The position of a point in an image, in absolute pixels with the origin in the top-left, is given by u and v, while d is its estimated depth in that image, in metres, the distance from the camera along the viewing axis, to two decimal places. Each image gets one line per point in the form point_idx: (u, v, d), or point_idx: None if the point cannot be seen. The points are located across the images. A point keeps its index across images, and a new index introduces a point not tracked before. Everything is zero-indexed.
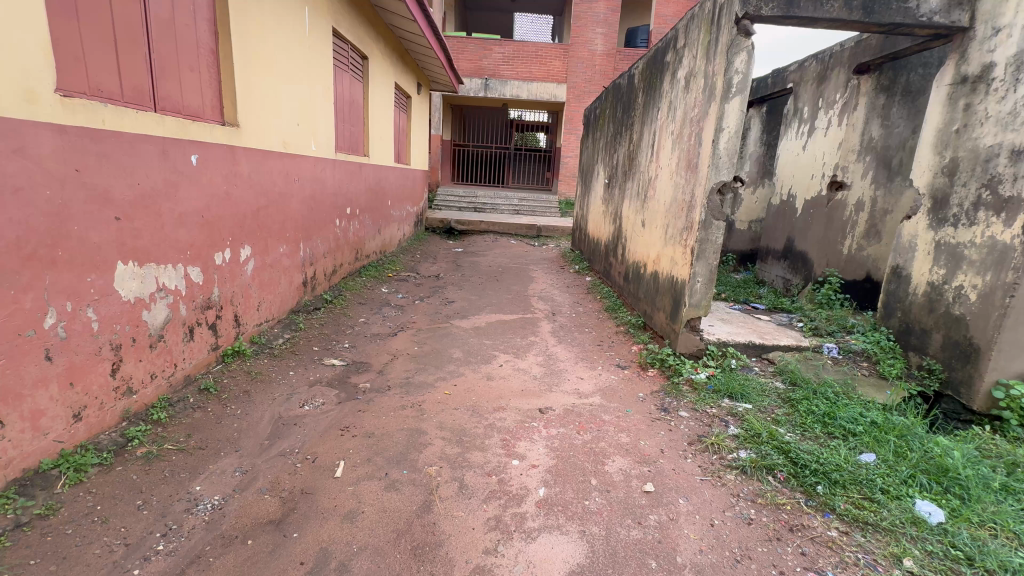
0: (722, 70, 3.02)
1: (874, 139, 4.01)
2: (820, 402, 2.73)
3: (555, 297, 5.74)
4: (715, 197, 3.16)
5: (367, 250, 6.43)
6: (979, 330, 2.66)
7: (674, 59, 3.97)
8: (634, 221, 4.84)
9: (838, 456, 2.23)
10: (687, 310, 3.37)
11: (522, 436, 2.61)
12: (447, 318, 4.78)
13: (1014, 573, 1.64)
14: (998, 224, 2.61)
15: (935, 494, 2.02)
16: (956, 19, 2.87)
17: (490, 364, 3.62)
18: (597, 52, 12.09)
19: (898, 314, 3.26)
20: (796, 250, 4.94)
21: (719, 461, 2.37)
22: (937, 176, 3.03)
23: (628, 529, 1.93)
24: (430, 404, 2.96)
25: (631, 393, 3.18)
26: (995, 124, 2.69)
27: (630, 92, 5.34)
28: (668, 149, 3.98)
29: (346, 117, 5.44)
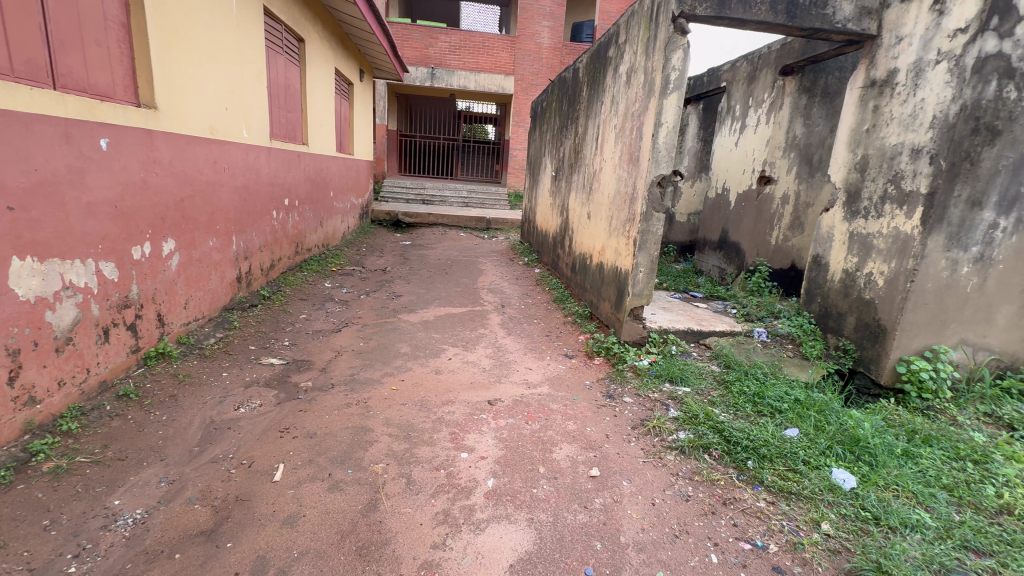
0: (661, 66, 3.12)
1: (798, 137, 4.30)
2: (751, 382, 2.92)
3: (504, 289, 5.75)
4: (655, 189, 3.27)
5: (308, 243, 6.15)
6: (886, 312, 2.93)
7: (616, 54, 4.06)
8: (580, 213, 4.92)
9: (766, 432, 2.39)
10: (630, 299, 3.48)
11: (471, 429, 2.61)
12: (395, 312, 4.68)
13: (912, 528, 1.83)
14: (901, 216, 2.88)
15: (849, 462, 2.22)
16: (866, 27, 3.12)
17: (439, 358, 3.58)
18: (543, 45, 12.16)
19: (818, 299, 3.53)
20: (730, 241, 5.24)
21: (660, 443, 2.48)
22: (851, 172, 3.30)
23: (575, 513, 1.98)
24: (377, 401, 2.88)
25: (578, 381, 3.26)
26: (898, 125, 2.95)
27: (575, 85, 5.41)
28: (611, 142, 4.07)
29: (282, 103, 5.14)
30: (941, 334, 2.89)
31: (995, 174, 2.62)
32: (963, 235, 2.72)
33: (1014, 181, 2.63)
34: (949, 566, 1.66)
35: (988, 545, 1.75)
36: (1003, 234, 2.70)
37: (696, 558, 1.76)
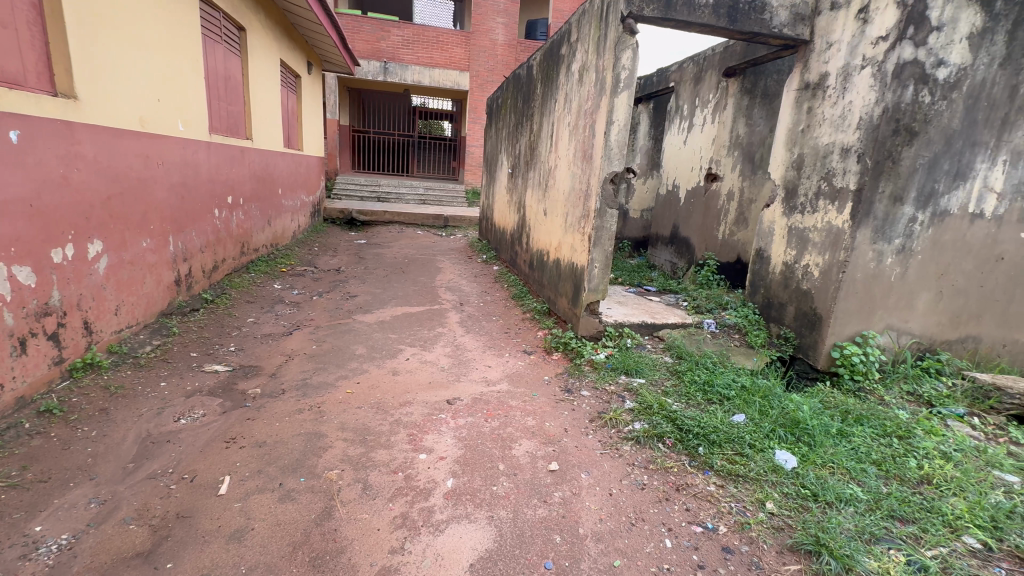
0: (611, 65, 3.18)
1: (740, 136, 4.50)
2: (701, 372, 3.04)
3: (462, 287, 5.71)
4: (608, 186, 3.34)
5: (255, 243, 5.86)
6: (821, 301, 3.13)
7: (568, 52, 4.10)
8: (537, 210, 4.95)
9: (716, 419, 2.50)
10: (586, 294, 3.54)
11: (429, 429, 2.57)
12: (350, 313, 4.54)
13: (847, 502, 1.97)
14: (833, 211, 3.07)
15: (790, 444, 2.35)
16: (800, 32, 3.30)
17: (396, 359, 3.51)
18: (498, 41, 12.12)
19: (762, 291, 3.72)
20: (681, 236, 5.44)
21: (617, 434, 2.54)
22: (788, 170, 3.49)
23: (534, 508, 1.99)
24: (331, 405, 2.79)
25: (537, 377, 3.28)
26: (830, 125, 3.15)
27: (529, 82, 5.42)
28: (565, 140, 4.11)
29: (222, 95, 4.86)
30: (870, 320, 3.11)
31: (913, 172, 2.86)
32: (887, 228, 2.94)
33: (929, 178, 2.88)
34: (878, 535, 1.80)
35: (911, 513, 1.91)
36: (920, 227, 2.96)
37: (651, 544, 1.81)
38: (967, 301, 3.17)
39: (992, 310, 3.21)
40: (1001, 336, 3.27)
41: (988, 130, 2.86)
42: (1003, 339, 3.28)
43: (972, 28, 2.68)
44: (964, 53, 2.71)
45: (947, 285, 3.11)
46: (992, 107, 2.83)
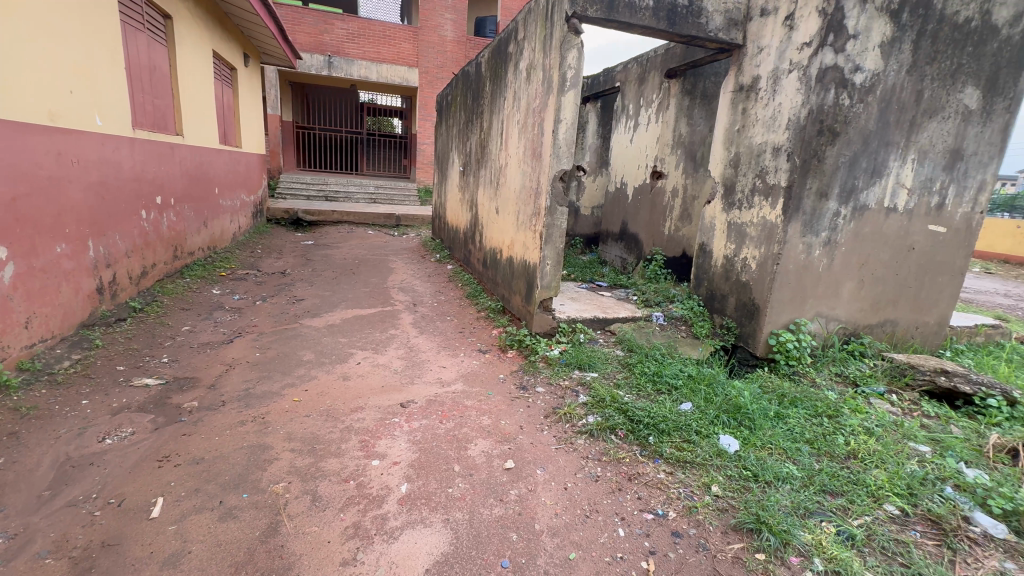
0: (557, 64, 3.21)
1: (683, 136, 4.68)
2: (651, 363, 3.15)
3: (415, 287, 5.61)
4: (558, 184, 3.38)
5: (189, 246, 5.49)
6: (758, 292, 3.31)
7: (516, 50, 4.11)
8: (488, 208, 4.94)
9: (664, 408, 2.59)
10: (539, 292, 3.57)
11: (382, 435, 2.50)
12: (297, 318, 4.35)
13: (783, 480, 2.09)
14: (767, 206, 3.25)
15: (732, 428, 2.47)
16: (734, 37, 3.47)
17: (347, 363, 3.40)
18: (447, 38, 11.98)
19: (705, 284, 3.89)
20: (630, 232, 5.59)
21: (571, 428, 2.58)
22: (726, 168, 3.67)
23: (490, 507, 1.99)
24: (276, 415, 2.66)
25: (492, 375, 3.28)
26: (762, 126, 3.32)
27: (479, 80, 5.39)
28: (515, 138, 4.12)
29: (147, 88, 4.51)
30: (801, 309, 3.33)
31: (836, 170, 3.08)
32: (814, 222, 3.15)
33: (850, 176, 3.11)
34: (811, 509, 1.92)
35: (840, 486, 2.06)
36: (843, 221, 3.20)
37: (605, 535, 1.85)
38: (885, 289, 3.45)
39: (905, 296, 3.52)
40: (913, 320, 3.60)
41: (899, 131, 3.12)
42: (915, 322, 3.61)
43: (884, 36, 2.91)
44: (877, 60, 2.94)
45: (867, 274, 3.38)
46: (902, 110, 3.09)
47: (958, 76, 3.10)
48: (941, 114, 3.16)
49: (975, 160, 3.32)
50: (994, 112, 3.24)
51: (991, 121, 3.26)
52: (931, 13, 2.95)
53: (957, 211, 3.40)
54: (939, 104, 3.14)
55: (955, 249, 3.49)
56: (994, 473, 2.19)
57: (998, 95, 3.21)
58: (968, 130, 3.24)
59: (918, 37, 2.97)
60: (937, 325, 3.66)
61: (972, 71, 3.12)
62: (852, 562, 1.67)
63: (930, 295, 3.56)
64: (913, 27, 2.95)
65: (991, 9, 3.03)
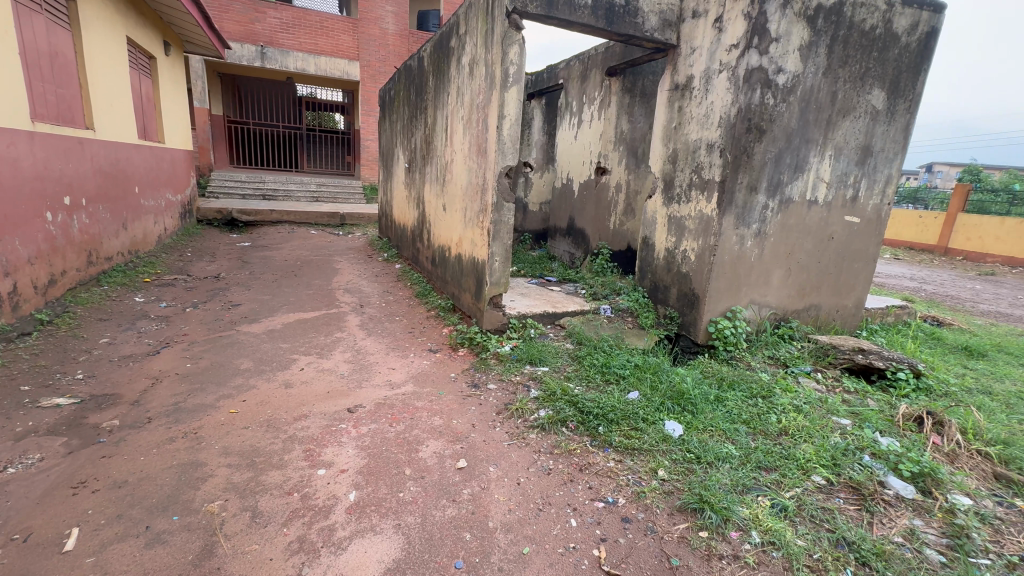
0: (499, 59, 3.21)
1: (624, 132, 4.80)
2: (599, 355, 3.22)
3: (362, 288, 5.43)
4: (504, 180, 3.38)
5: (106, 251, 5.02)
6: (697, 282, 3.47)
7: (457, 44, 4.06)
8: (436, 205, 4.86)
9: (613, 398, 2.66)
10: (489, 288, 3.56)
11: (328, 442, 2.40)
12: (232, 324, 4.09)
13: (723, 459, 2.21)
14: (703, 200, 3.41)
15: (676, 413, 2.58)
16: (668, 37, 3.60)
17: (289, 370, 3.24)
18: (388, 31, 11.66)
19: (649, 276, 4.02)
20: (577, 228, 5.70)
21: (523, 424, 2.59)
22: (665, 163, 3.81)
23: (443, 509, 1.96)
24: (211, 429, 2.49)
25: (443, 375, 3.23)
26: (697, 123, 3.47)
27: (421, 74, 5.28)
28: (459, 135, 4.07)
29: (48, 76, 4.07)
30: (736, 297, 3.52)
31: (764, 165, 3.27)
32: (746, 215, 3.34)
33: (776, 171, 3.32)
34: (749, 485, 2.04)
35: (774, 462, 2.20)
36: (771, 213, 3.42)
37: (558, 526, 1.88)
38: (809, 276, 3.72)
39: (827, 281, 3.81)
40: (834, 303, 3.90)
41: (818, 129, 3.37)
42: (836, 306, 3.92)
43: (801, 40, 3.12)
44: (796, 62, 3.15)
45: (794, 262, 3.63)
46: (819, 109, 3.33)
47: (866, 79, 3.39)
48: (853, 113, 3.43)
49: (883, 156, 3.63)
50: (897, 112, 3.57)
51: (895, 120, 3.58)
52: (841, 20, 3.20)
53: (869, 202, 3.72)
54: (851, 104, 3.41)
55: (867, 238, 3.81)
56: (903, 439, 2.43)
57: (899, 96, 3.54)
58: (876, 128, 3.54)
59: (831, 42, 3.21)
60: (854, 307, 4.00)
61: (878, 74, 3.42)
62: (785, 531, 1.80)
63: (848, 280, 3.87)
64: (827, 32, 3.18)
65: (892, 18, 3.33)
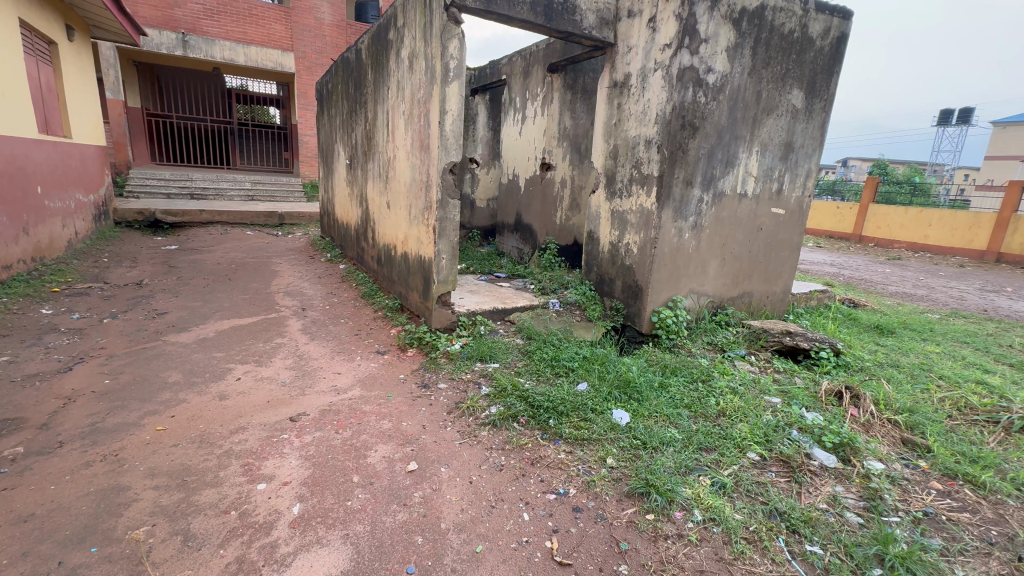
0: (438, 53, 3.15)
1: (567, 128, 4.87)
2: (549, 348, 3.27)
3: (304, 290, 5.19)
4: (448, 176, 3.34)
5: (4, 258, 4.49)
6: (640, 274, 3.59)
7: (396, 37, 3.94)
8: (379, 203, 4.72)
9: (563, 391, 2.70)
10: (436, 286, 3.51)
11: (269, 454, 2.28)
12: (157, 335, 3.78)
13: (667, 443, 2.30)
14: (643, 195, 3.52)
15: (624, 402, 2.66)
16: (606, 35, 3.68)
17: (223, 381, 3.04)
18: (324, 21, 11.17)
19: (595, 269, 4.12)
20: (524, 223, 5.74)
21: (475, 421, 2.58)
22: (607, 159, 3.90)
23: (393, 514, 1.91)
24: (134, 450, 2.29)
25: (391, 377, 3.15)
26: (635, 119, 3.58)
27: (359, 68, 5.10)
28: (401, 130, 3.97)
29: None
30: (677, 286, 3.68)
31: (698, 160, 3.43)
32: (683, 208, 3.49)
33: (708, 166, 3.50)
34: (691, 466, 2.14)
35: (713, 442, 2.32)
36: (706, 206, 3.59)
37: (510, 522, 1.88)
38: (742, 265, 3.95)
39: (758, 270, 4.06)
40: (765, 290, 4.17)
41: (745, 127, 3.57)
42: (766, 292, 4.19)
43: (728, 42, 3.29)
44: (724, 63, 3.32)
45: (728, 253, 3.84)
46: (746, 108, 3.53)
47: (786, 79, 3.62)
48: (776, 112, 3.66)
49: (803, 152, 3.91)
50: (814, 110, 3.84)
51: (813, 118, 3.86)
52: (763, 23, 3.40)
53: (792, 195, 3.99)
54: (774, 103, 3.64)
55: (792, 228, 4.10)
56: (826, 413, 2.64)
57: (816, 96, 3.81)
58: (796, 126, 3.80)
59: (755, 44, 3.41)
60: (782, 293, 4.29)
61: (797, 75, 3.66)
62: (724, 508, 1.90)
63: (776, 268, 4.14)
64: (750, 35, 3.37)
65: (807, 23, 3.57)
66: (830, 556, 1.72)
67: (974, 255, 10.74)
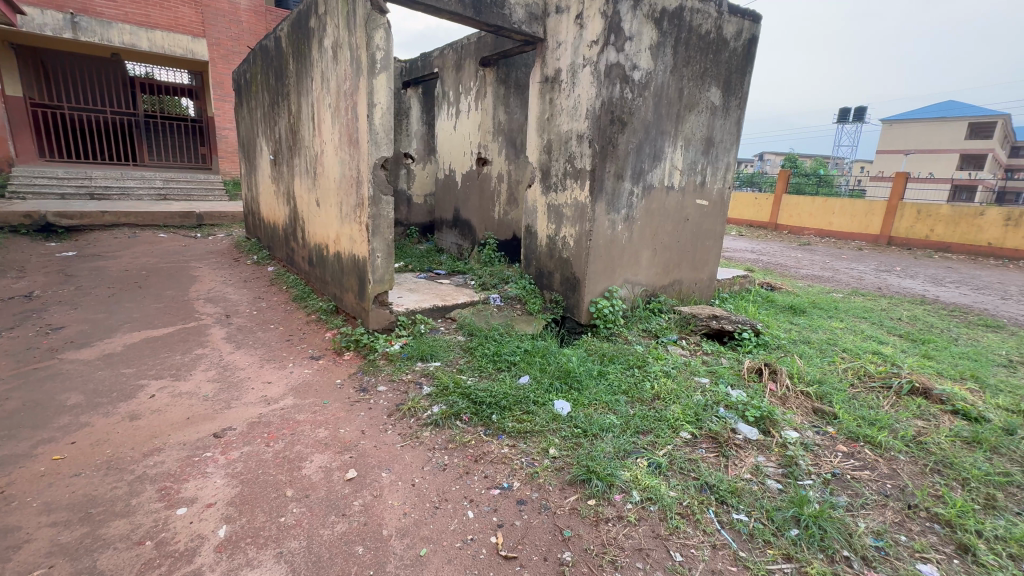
0: (364, 44, 3.02)
1: (501, 123, 4.88)
2: (490, 344, 3.27)
3: (227, 296, 4.83)
4: (380, 172, 3.23)
5: None
6: (577, 266, 3.67)
7: (317, 25, 3.74)
8: (308, 201, 4.49)
9: (505, 386, 2.71)
10: (372, 286, 3.39)
11: (191, 475, 2.11)
12: (53, 352, 3.37)
13: (607, 429, 2.38)
14: (577, 189, 3.60)
15: (565, 392, 2.71)
16: (535, 30, 3.70)
17: (135, 399, 2.77)
18: (240, 7, 10.42)
19: (534, 263, 4.16)
20: (462, 219, 5.69)
21: (417, 422, 2.52)
22: (541, 154, 3.94)
23: (331, 526, 1.83)
24: (24, 485, 2.02)
25: (327, 383, 3.01)
26: (567, 114, 3.64)
27: (280, 57, 4.80)
28: (328, 124, 3.78)
29: None
30: (612, 277, 3.80)
31: (627, 155, 3.55)
32: (615, 201, 3.60)
33: (637, 160, 3.63)
34: (629, 450, 2.23)
35: (649, 425, 2.42)
36: (636, 199, 3.73)
37: (455, 521, 1.86)
38: (671, 255, 4.16)
39: (686, 259, 4.28)
40: (693, 277, 4.41)
41: (670, 122, 3.74)
42: (694, 279, 4.44)
43: (651, 40, 3.43)
44: (648, 61, 3.46)
45: (658, 243, 4.02)
46: (670, 104, 3.69)
47: (705, 77, 3.83)
48: (697, 108, 3.87)
49: (722, 147, 4.17)
50: (731, 108, 4.10)
51: (729, 115, 4.12)
52: (682, 24, 3.56)
53: (714, 187, 4.24)
54: (694, 100, 3.83)
55: (714, 218, 4.36)
56: (748, 389, 2.85)
57: (732, 94, 4.07)
58: (715, 122, 4.04)
59: (675, 43, 3.57)
60: (708, 279, 4.56)
61: (714, 74, 3.89)
62: (659, 486, 1.99)
63: (702, 256, 4.39)
64: (671, 34, 3.53)
65: (722, 25, 3.80)
66: (754, 522, 1.85)
67: (870, 239, 12.02)
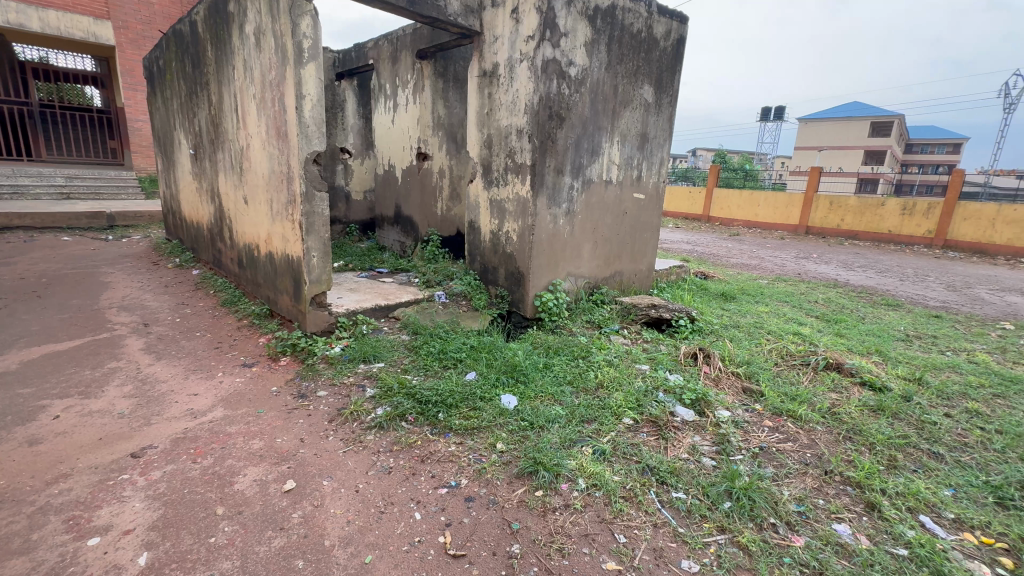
0: (289, 31, 2.86)
1: (441, 118, 4.80)
2: (435, 342, 3.22)
3: (145, 303, 4.43)
4: (312, 167, 3.08)
5: None
6: (521, 260, 3.69)
7: (237, 9, 3.50)
8: (234, 198, 4.20)
9: (451, 383, 2.68)
10: (308, 287, 3.23)
11: (104, 501, 1.92)
12: None
13: (553, 420, 2.41)
14: (518, 183, 3.61)
15: (511, 386, 2.73)
16: (472, 24, 3.66)
17: (36, 421, 2.48)
18: None
19: (478, 259, 4.14)
20: (404, 215, 5.55)
21: (360, 426, 2.44)
22: (482, 149, 3.92)
23: (267, 542, 1.73)
24: None
25: (262, 391, 2.83)
26: (506, 109, 3.63)
27: (196, 43, 4.45)
28: (253, 116, 3.55)
29: None
30: (556, 270, 3.86)
31: (566, 150, 3.61)
32: (556, 195, 3.65)
33: (576, 155, 3.70)
34: (575, 439, 2.27)
35: (593, 413, 2.49)
36: (576, 193, 3.80)
37: (401, 525, 1.82)
38: (612, 247, 4.28)
39: (625, 250, 4.43)
40: (633, 268, 4.57)
41: (606, 118, 3.83)
42: (634, 270, 4.60)
43: (585, 37, 3.49)
44: (583, 57, 3.52)
45: (599, 236, 4.13)
46: (605, 100, 3.79)
47: (638, 74, 3.96)
48: (631, 105, 4.00)
49: (656, 142, 4.34)
50: (663, 104, 4.27)
51: (662, 111, 4.29)
52: (615, 22, 3.67)
53: (650, 180, 4.41)
54: (629, 97, 3.96)
55: (650, 210, 4.53)
56: (685, 373, 3.00)
57: (664, 92, 4.24)
58: (649, 118, 4.19)
59: (609, 41, 3.66)
60: (647, 270, 4.74)
61: (647, 71, 4.03)
62: (604, 473, 2.05)
63: (640, 247, 4.56)
64: (605, 32, 3.61)
65: (652, 25, 3.94)
66: (691, 498, 1.95)
67: (790, 229, 13.03)
